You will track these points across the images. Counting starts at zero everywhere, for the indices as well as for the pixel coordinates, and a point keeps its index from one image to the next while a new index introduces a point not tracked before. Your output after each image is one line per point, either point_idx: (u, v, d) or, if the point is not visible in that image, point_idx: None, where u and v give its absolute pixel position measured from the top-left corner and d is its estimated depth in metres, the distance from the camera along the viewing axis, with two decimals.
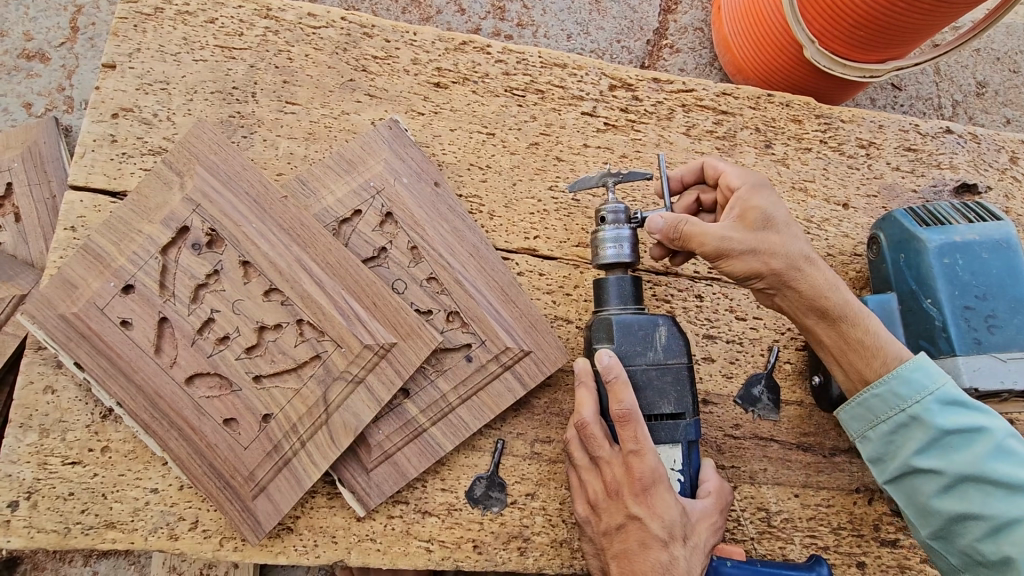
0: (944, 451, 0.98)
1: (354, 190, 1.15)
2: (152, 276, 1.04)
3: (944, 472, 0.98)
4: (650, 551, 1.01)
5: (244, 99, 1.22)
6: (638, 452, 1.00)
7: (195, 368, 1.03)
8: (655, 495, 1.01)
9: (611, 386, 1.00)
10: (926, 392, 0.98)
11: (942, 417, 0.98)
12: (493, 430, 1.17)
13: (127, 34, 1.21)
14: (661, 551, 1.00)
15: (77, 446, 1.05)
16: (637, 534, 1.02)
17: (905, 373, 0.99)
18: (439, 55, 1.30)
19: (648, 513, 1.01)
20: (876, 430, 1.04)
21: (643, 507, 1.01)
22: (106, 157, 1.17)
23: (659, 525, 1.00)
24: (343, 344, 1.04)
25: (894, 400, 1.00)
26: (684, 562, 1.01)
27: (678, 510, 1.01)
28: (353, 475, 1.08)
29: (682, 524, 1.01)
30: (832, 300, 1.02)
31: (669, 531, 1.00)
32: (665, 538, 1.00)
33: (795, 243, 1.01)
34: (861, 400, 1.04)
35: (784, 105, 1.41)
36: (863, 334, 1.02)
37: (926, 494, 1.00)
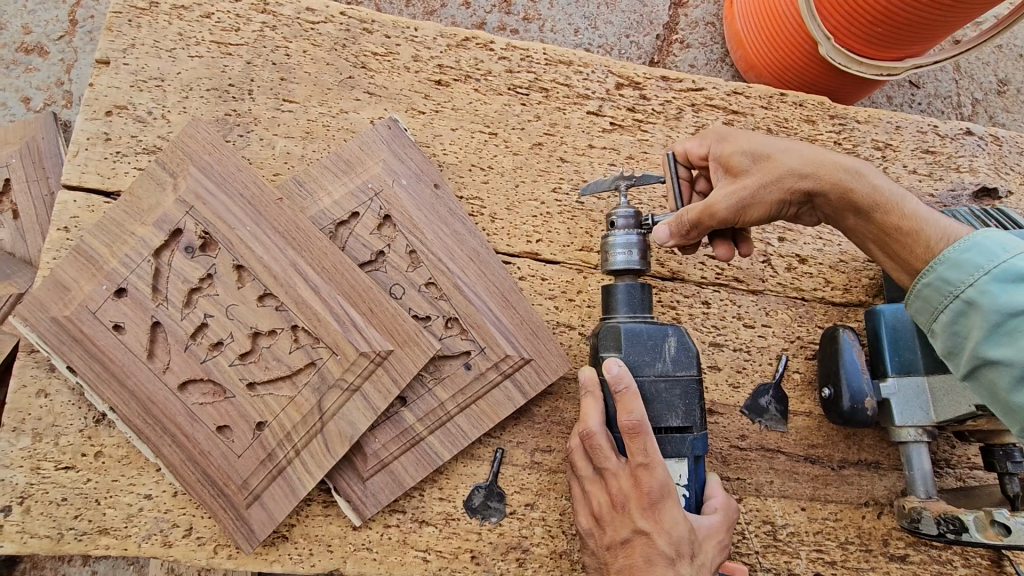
0: (1012, 335, 0.82)
1: (352, 192, 1.12)
2: (145, 279, 1.02)
3: (1016, 359, 0.81)
4: (655, 567, 0.98)
5: (240, 97, 1.19)
6: (648, 465, 0.96)
7: (188, 374, 1.01)
8: (663, 510, 0.98)
9: (622, 395, 0.96)
10: (981, 272, 0.85)
11: (1001, 297, 0.83)
12: (492, 438, 1.14)
13: (122, 29, 1.18)
14: (667, 568, 0.97)
15: (70, 451, 1.04)
16: (643, 550, 0.99)
17: (952, 256, 0.89)
18: (441, 52, 1.27)
19: (656, 528, 0.98)
20: (937, 323, 0.91)
21: (650, 522, 0.98)
22: (99, 157, 1.14)
23: (666, 541, 0.97)
24: (338, 351, 1.02)
25: (945, 286, 0.89)
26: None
27: (686, 527, 0.98)
28: (349, 485, 1.06)
29: (689, 541, 0.98)
30: (859, 193, 0.98)
31: (676, 547, 0.97)
32: (671, 554, 0.97)
33: (795, 159, 1.00)
34: (916, 291, 0.93)
35: (798, 105, 1.37)
36: (899, 219, 0.96)
37: (1002, 387, 0.84)
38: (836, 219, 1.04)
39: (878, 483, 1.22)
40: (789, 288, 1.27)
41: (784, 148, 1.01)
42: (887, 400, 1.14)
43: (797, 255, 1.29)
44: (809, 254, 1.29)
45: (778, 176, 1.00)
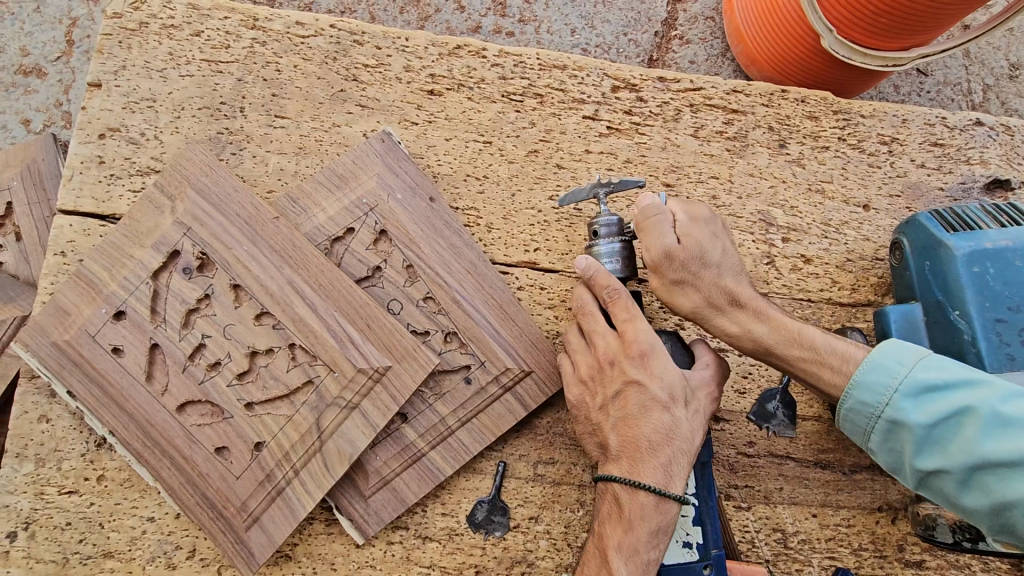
0: (940, 445, 0.85)
1: (346, 208, 1.11)
2: (143, 302, 1.02)
3: (949, 466, 0.84)
4: (651, 413, 0.98)
5: (233, 115, 1.19)
6: (632, 318, 1.01)
7: (186, 396, 1.00)
8: (653, 360, 1.00)
9: (597, 274, 1.02)
10: (890, 391, 0.90)
11: (917, 410, 0.87)
12: (494, 452, 1.13)
13: (113, 51, 1.18)
14: (662, 412, 0.98)
15: (73, 475, 1.04)
16: (637, 400, 0.99)
17: (860, 379, 0.92)
18: (432, 61, 1.25)
19: (647, 376, 0.99)
20: (872, 441, 0.93)
21: (641, 370, 0.99)
22: (94, 180, 1.14)
23: (659, 386, 0.99)
24: (336, 368, 1.01)
25: (865, 409, 0.92)
26: (686, 424, 0.99)
27: (676, 372, 1.00)
28: (351, 504, 1.05)
29: (681, 386, 1.00)
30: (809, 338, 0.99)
31: (669, 392, 0.99)
32: (665, 398, 0.98)
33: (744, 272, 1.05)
34: (841, 415, 0.95)
35: (800, 101, 1.33)
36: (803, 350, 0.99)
37: (951, 494, 0.86)
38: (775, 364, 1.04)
39: (891, 487, 1.19)
40: (794, 291, 1.24)
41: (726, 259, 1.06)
42: None
43: (802, 256, 1.26)
44: (815, 255, 1.27)
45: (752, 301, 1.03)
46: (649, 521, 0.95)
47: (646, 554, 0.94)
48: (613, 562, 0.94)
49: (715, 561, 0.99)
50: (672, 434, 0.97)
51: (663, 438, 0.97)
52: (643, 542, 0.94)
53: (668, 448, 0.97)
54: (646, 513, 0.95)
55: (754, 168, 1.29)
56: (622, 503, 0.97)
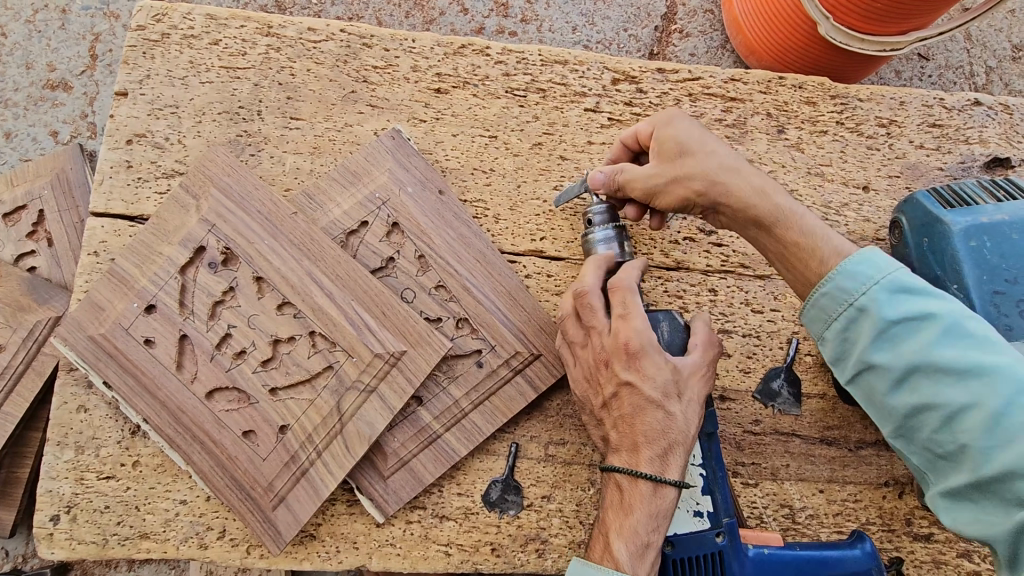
0: (894, 343, 0.83)
1: (360, 202, 1.17)
2: (173, 295, 1.08)
3: (895, 365, 0.83)
4: (646, 412, 1.02)
5: (251, 118, 1.25)
6: (625, 315, 1.03)
7: (214, 383, 1.06)
8: (645, 360, 1.02)
9: (632, 268, 1.08)
10: (871, 282, 0.85)
11: (890, 307, 0.83)
12: (506, 433, 1.17)
13: (137, 61, 1.25)
14: (656, 411, 1.01)
15: (110, 461, 1.10)
16: (632, 399, 1.03)
17: (847, 267, 0.87)
18: (438, 60, 1.30)
19: (639, 376, 1.02)
20: (829, 331, 0.89)
21: (633, 372, 1.02)
22: (123, 183, 1.21)
23: (652, 386, 1.01)
24: (354, 354, 1.06)
25: (839, 295, 0.87)
26: (681, 417, 1.02)
27: (668, 368, 1.02)
28: (371, 484, 1.09)
29: (674, 382, 1.02)
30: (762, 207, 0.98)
31: (662, 390, 1.02)
32: (657, 397, 1.01)
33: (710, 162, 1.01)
34: (812, 300, 0.91)
35: (797, 87, 1.36)
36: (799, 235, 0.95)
37: (882, 393, 0.86)
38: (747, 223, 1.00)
39: (897, 462, 1.22)
40: None
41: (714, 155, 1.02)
42: None
43: None
44: None
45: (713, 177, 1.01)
46: (648, 505, 0.99)
47: (646, 536, 0.99)
48: (617, 548, 0.99)
49: (728, 528, 1.04)
50: (667, 428, 1.01)
51: (658, 434, 1.01)
52: (642, 525, 0.99)
53: (665, 441, 1.01)
54: (644, 499, 0.99)
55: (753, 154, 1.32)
56: (623, 490, 1.02)
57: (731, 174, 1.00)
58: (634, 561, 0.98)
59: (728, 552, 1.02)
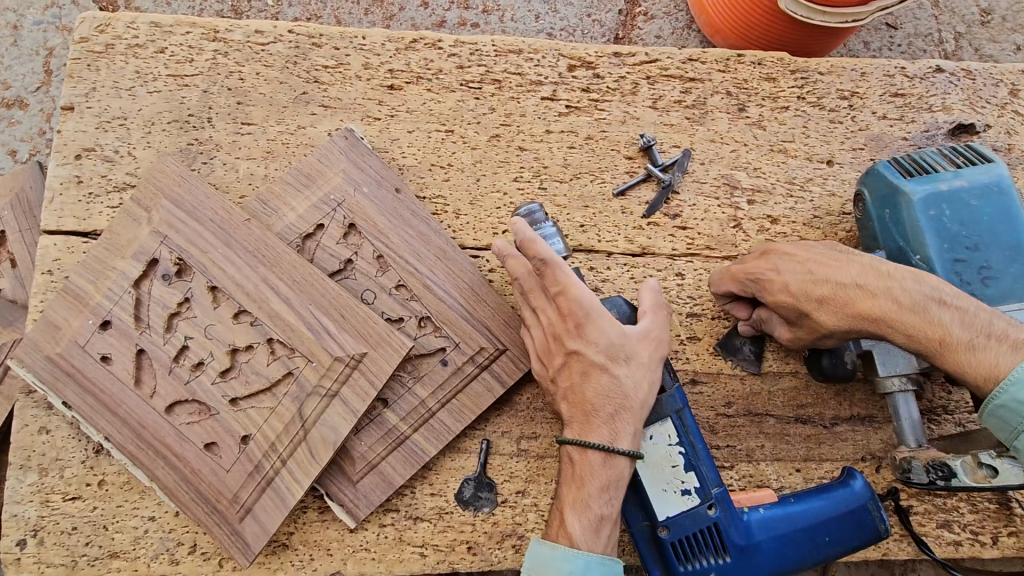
0: None
1: (315, 204, 1.15)
2: (127, 310, 1.06)
3: None
4: (594, 376, 1.01)
5: (201, 125, 1.23)
6: (561, 288, 0.99)
7: (174, 397, 1.04)
8: (590, 326, 1.00)
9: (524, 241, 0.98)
10: None
11: None
12: (477, 430, 1.16)
13: (82, 74, 1.23)
14: (602, 373, 1.00)
15: (75, 481, 1.09)
16: (579, 367, 1.01)
17: None
18: (390, 56, 1.28)
19: (584, 342, 1.00)
20: None
21: (579, 340, 1.00)
22: (73, 200, 1.19)
23: (596, 350, 1.00)
24: (314, 359, 1.04)
25: None
26: (629, 379, 1.00)
27: (614, 332, 1.00)
28: (340, 489, 1.08)
29: (620, 343, 1.00)
30: (842, 277, 1.00)
31: (607, 353, 1.00)
32: (603, 360, 1.00)
33: (845, 272, 1.01)
34: None
35: (756, 64, 1.34)
36: (872, 304, 0.97)
37: None
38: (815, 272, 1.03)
39: (873, 436, 1.21)
40: None
41: (824, 278, 1.02)
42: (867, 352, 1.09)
43: (768, 216, 1.28)
44: (780, 214, 1.28)
45: (851, 312, 0.99)
46: (598, 477, 0.98)
47: (599, 509, 0.98)
48: (571, 521, 0.98)
49: (718, 498, 1.02)
50: (613, 390, 0.99)
51: (604, 397, 0.99)
52: (594, 497, 0.98)
53: (611, 405, 0.99)
54: (595, 470, 0.98)
55: (715, 134, 1.30)
56: (574, 462, 1.01)
57: (850, 294, 0.99)
58: (586, 531, 0.98)
59: (723, 522, 1.01)
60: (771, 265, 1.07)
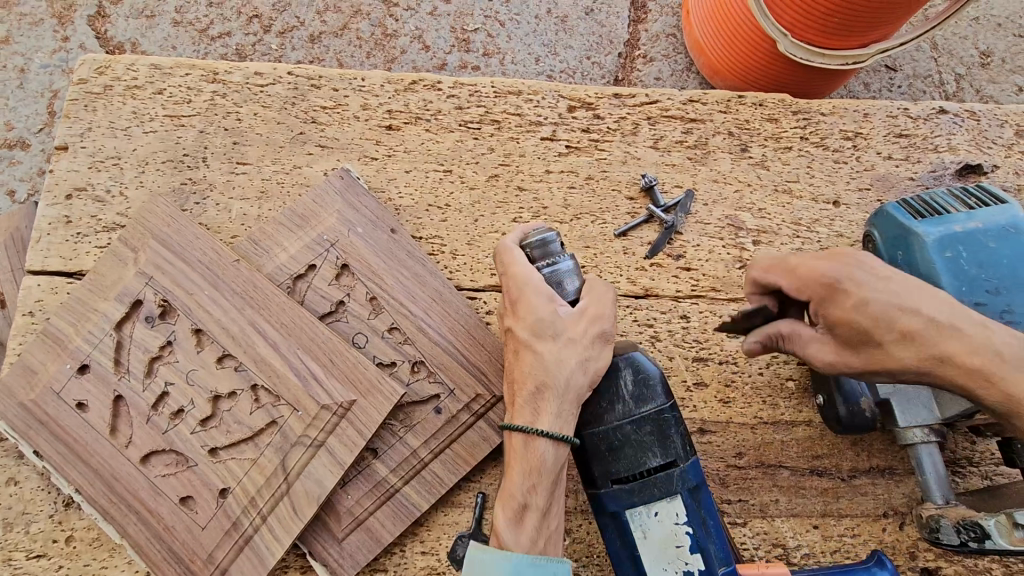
0: None
1: (308, 245, 1.12)
2: (107, 354, 1.02)
3: None
4: (522, 356, 0.93)
5: (195, 165, 1.21)
6: (506, 267, 0.98)
7: (150, 446, 0.98)
8: (522, 305, 0.94)
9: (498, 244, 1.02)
10: None
11: None
12: (472, 483, 1.09)
13: (78, 114, 1.22)
14: (527, 352, 0.93)
15: (41, 538, 1.02)
16: (513, 346, 0.95)
17: None
18: (388, 98, 1.27)
19: (514, 318, 0.95)
20: None
21: (511, 317, 0.96)
22: (61, 240, 1.16)
23: (522, 327, 0.94)
24: (300, 406, 0.99)
25: None
26: (552, 356, 0.91)
27: (546, 310, 0.93)
28: (325, 548, 1.01)
29: (548, 321, 0.93)
30: (917, 312, 0.80)
31: (533, 331, 0.93)
32: (527, 338, 0.93)
33: (923, 299, 0.81)
34: None
35: (758, 105, 1.33)
36: (953, 341, 0.79)
37: None
38: (889, 305, 0.81)
39: (895, 490, 1.13)
40: None
41: (894, 300, 0.81)
42: (885, 400, 1.03)
43: None
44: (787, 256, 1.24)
45: (927, 353, 0.80)
46: (521, 462, 0.90)
47: (524, 499, 0.89)
48: (495, 514, 0.89)
49: None
50: (535, 370, 0.92)
51: (528, 373, 0.92)
52: (517, 487, 0.89)
53: (530, 384, 0.91)
54: (518, 454, 0.91)
55: (718, 175, 1.28)
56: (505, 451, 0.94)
57: (926, 329, 0.80)
58: (511, 527, 0.88)
59: None
60: (839, 271, 0.84)
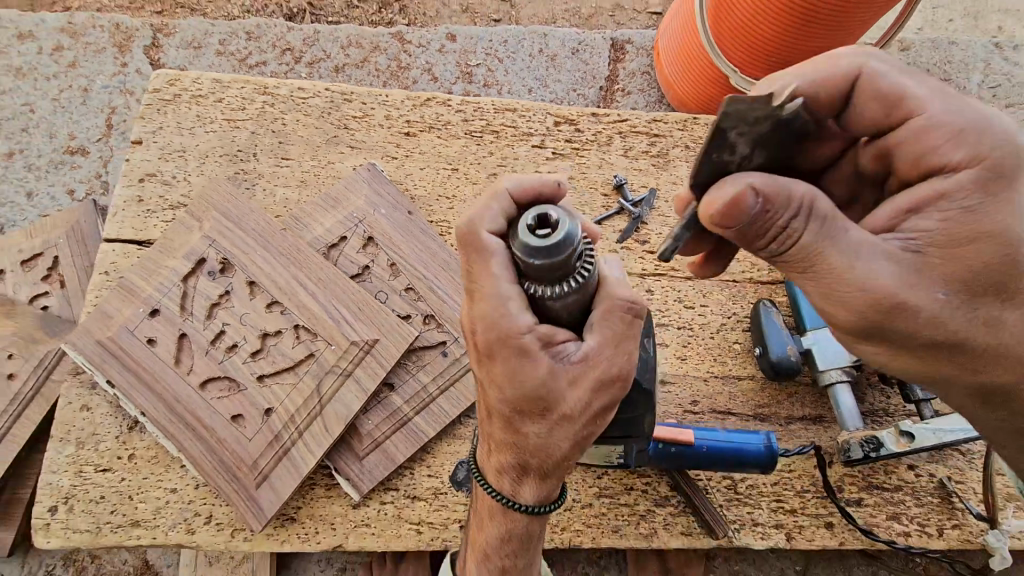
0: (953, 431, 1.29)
1: (341, 221, 1.36)
2: (174, 300, 1.24)
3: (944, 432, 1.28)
4: (498, 426, 0.89)
5: (247, 159, 1.46)
6: (473, 287, 0.82)
7: (208, 374, 1.20)
8: (498, 366, 0.82)
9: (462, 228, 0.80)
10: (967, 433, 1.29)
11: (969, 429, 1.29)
12: (471, 419, 1.30)
13: (152, 116, 1.48)
14: (506, 433, 0.88)
15: (108, 454, 1.21)
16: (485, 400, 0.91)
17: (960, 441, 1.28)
18: (407, 110, 1.55)
19: (488, 380, 0.85)
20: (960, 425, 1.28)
21: (483, 371, 0.86)
22: (133, 215, 1.40)
23: (498, 397, 0.85)
24: (333, 342, 1.21)
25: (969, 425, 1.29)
26: (537, 436, 0.86)
27: (525, 380, 0.82)
28: (347, 465, 1.21)
29: (530, 395, 0.83)
30: (941, 153, 0.87)
31: (512, 405, 0.84)
32: (506, 413, 0.86)
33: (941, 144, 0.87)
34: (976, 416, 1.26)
35: (710, 125, 1.63)
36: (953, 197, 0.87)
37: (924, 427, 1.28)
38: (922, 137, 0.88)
39: (824, 434, 1.35)
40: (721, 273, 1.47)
41: (919, 130, 0.88)
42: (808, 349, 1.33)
43: None
44: None
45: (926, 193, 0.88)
46: (495, 529, 0.99)
47: (497, 558, 1.01)
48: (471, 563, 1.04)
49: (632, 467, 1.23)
50: (515, 444, 0.88)
51: (508, 447, 0.89)
52: (490, 547, 1.01)
53: (513, 455, 0.90)
54: (493, 521, 0.99)
55: (677, 179, 1.56)
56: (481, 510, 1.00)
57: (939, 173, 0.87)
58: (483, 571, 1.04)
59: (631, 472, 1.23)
60: (884, 94, 0.90)
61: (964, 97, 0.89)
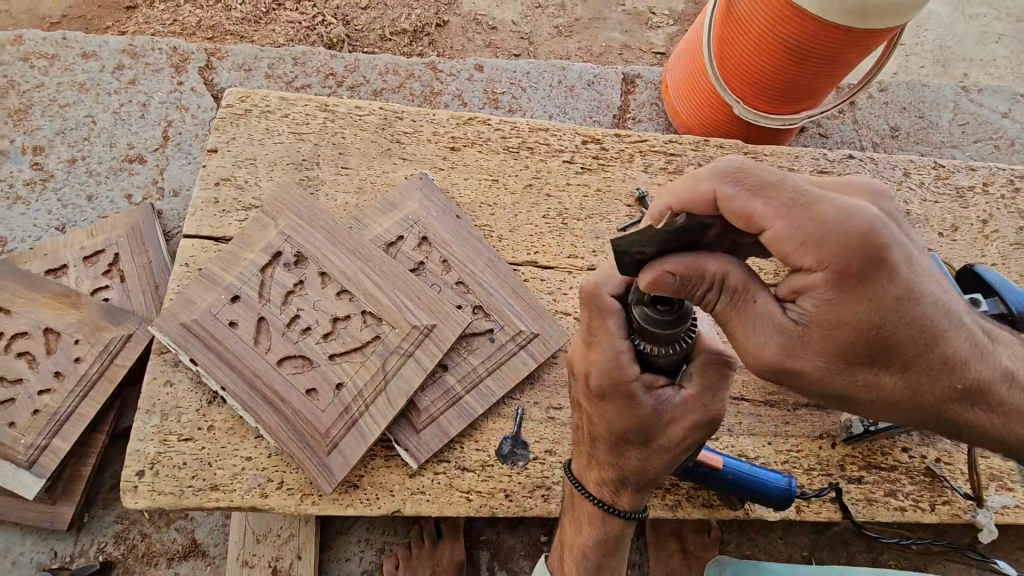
0: None
1: (398, 222, 1.53)
2: (253, 288, 1.39)
3: None
4: (600, 446, 1.16)
5: (311, 167, 1.63)
6: (591, 334, 1.05)
7: (284, 353, 1.34)
8: (607, 405, 1.08)
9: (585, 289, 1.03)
10: None
11: None
12: (514, 400, 1.45)
13: (226, 128, 1.65)
14: (606, 451, 1.15)
15: (189, 425, 1.34)
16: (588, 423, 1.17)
17: None
18: (453, 128, 1.74)
19: (598, 413, 1.11)
20: None
21: (592, 404, 1.11)
22: (210, 214, 1.56)
23: (603, 426, 1.11)
24: (397, 326, 1.36)
25: None
26: (636, 456, 1.13)
27: (627, 417, 1.07)
28: (406, 437, 1.35)
29: (634, 427, 1.08)
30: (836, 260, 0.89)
31: (616, 434, 1.11)
32: (609, 438, 1.12)
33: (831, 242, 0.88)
34: None
35: (720, 147, 1.82)
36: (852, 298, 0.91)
37: None
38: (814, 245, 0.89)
39: (827, 418, 1.52)
40: None
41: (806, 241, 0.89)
42: None
43: None
44: None
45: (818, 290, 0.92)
46: (588, 518, 1.26)
47: (587, 542, 1.27)
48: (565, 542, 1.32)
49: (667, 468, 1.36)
50: (616, 462, 1.16)
51: (608, 462, 1.17)
52: (581, 534, 1.28)
53: (613, 469, 1.17)
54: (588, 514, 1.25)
55: None
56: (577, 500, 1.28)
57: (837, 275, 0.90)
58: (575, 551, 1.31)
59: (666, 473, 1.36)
60: (752, 212, 0.90)
61: (813, 202, 0.89)
